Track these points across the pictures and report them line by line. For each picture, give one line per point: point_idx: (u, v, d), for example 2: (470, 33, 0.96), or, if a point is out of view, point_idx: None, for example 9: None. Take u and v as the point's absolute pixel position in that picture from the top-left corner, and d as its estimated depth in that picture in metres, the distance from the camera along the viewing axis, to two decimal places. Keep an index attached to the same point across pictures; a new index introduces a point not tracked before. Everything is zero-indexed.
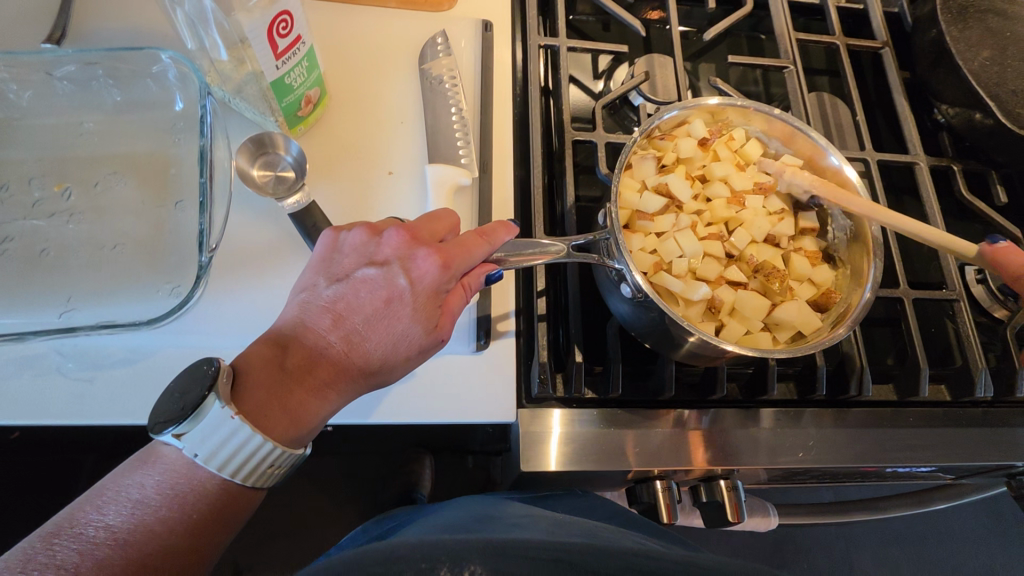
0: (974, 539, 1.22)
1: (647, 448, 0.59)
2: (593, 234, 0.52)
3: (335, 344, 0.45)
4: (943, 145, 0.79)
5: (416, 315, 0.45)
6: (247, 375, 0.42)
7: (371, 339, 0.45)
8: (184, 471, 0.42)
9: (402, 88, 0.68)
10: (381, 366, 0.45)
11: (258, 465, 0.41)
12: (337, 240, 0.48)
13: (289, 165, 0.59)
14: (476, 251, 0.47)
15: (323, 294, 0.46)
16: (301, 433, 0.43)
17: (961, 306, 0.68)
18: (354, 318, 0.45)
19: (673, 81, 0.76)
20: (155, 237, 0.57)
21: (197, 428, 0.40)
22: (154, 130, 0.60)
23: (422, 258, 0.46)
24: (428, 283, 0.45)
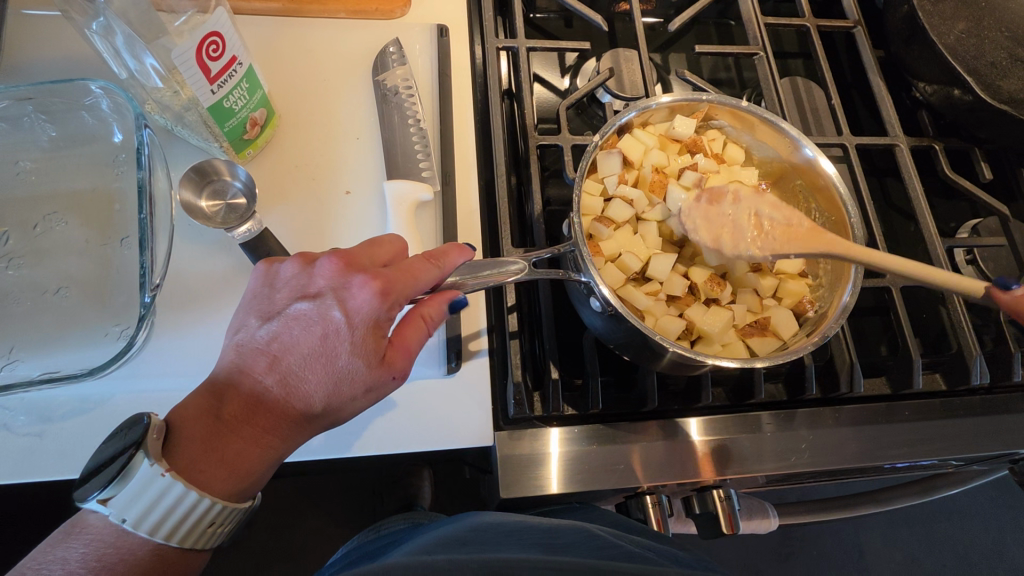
0: (982, 515, 1.20)
1: (637, 463, 0.56)
2: (558, 247, 0.49)
3: (273, 388, 0.43)
4: (923, 123, 0.77)
5: (354, 351, 0.43)
6: (180, 427, 0.42)
7: (307, 380, 0.43)
8: (110, 538, 0.41)
9: (357, 102, 0.65)
10: (322, 408, 0.43)
11: (198, 522, 0.41)
12: (269, 272, 0.46)
13: (240, 191, 0.57)
14: (418, 276, 0.44)
15: (257, 334, 0.44)
16: (241, 483, 0.42)
17: (952, 291, 0.66)
18: (289, 358, 0.43)
19: (640, 75, 0.73)
20: (100, 277, 0.54)
21: (122, 492, 0.39)
22: (94, 164, 0.57)
23: (357, 288, 0.43)
24: (365, 315, 0.42)
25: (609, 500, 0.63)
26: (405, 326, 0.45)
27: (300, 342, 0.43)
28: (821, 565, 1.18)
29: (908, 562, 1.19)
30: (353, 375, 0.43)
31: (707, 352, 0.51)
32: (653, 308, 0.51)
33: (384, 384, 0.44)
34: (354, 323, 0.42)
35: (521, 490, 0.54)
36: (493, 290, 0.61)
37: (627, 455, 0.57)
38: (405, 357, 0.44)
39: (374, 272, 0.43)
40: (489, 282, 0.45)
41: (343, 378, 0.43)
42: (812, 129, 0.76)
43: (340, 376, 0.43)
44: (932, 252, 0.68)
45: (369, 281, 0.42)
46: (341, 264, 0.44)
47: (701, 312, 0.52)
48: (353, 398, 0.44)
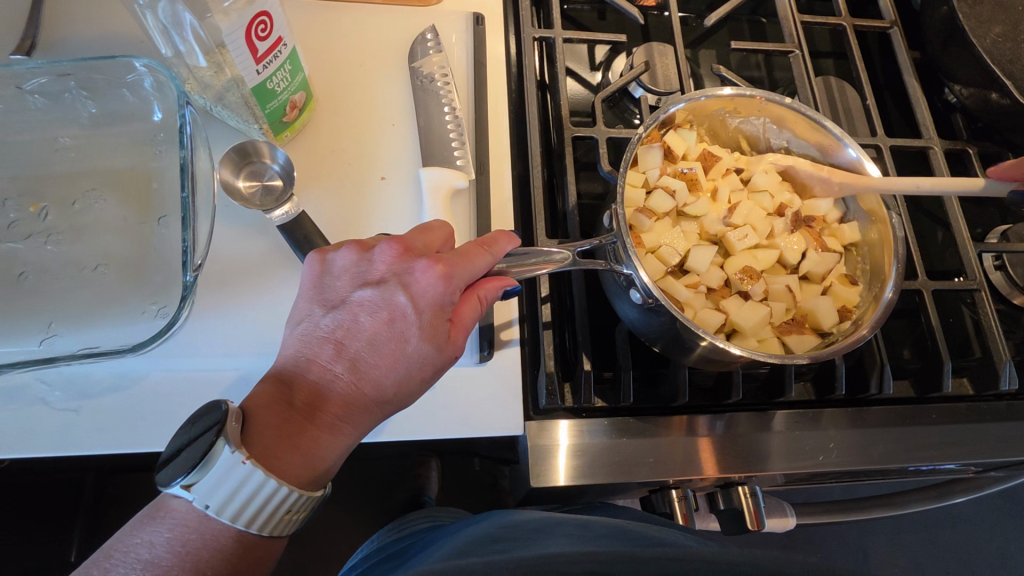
0: (990, 522, 1.21)
1: (661, 456, 0.56)
2: (599, 238, 0.49)
3: (343, 376, 0.43)
4: (955, 127, 0.76)
5: (423, 334, 0.43)
6: (253, 417, 0.41)
7: (378, 366, 0.43)
8: (194, 523, 0.40)
9: (393, 88, 0.65)
10: (393, 392, 0.43)
11: (277, 511, 0.40)
12: (325, 262, 0.46)
13: (276, 173, 0.57)
14: (479, 260, 0.44)
15: (322, 322, 0.44)
16: (316, 471, 0.42)
17: (982, 296, 0.65)
18: (357, 343, 0.43)
19: (674, 69, 0.73)
20: (138, 256, 0.54)
21: (207, 477, 0.38)
22: (133, 142, 0.57)
23: (421, 272, 0.44)
24: (431, 298, 0.43)
25: (632, 494, 0.63)
26: (461, 306, 0.45)
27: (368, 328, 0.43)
28: (826, 567, 1.18)
29: (913, 567, 1.19)
30: (425, 357, 0.43)
31: (745, 346, 0.51)
32: (692, 300, 0.52)
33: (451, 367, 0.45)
34: (421, 307, 0.43)
35: (547, 479, 0.54)
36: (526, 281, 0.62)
37: (655, 449, 0.57)
38: (463, 334, 0.45)
39: (435, 257, 0.44)
40: (538, 270, 0.46)
41: (415, 361, 0.43)
42: (844, 129, 0.76)
43: (411, 360, 0.43)
44: (963, 256, 0.68)
45: (433, 265, 0.43)
46: (401, 250, 0.45)
47: (737, 304, 0.52)
48: (423, 381, 0.44)
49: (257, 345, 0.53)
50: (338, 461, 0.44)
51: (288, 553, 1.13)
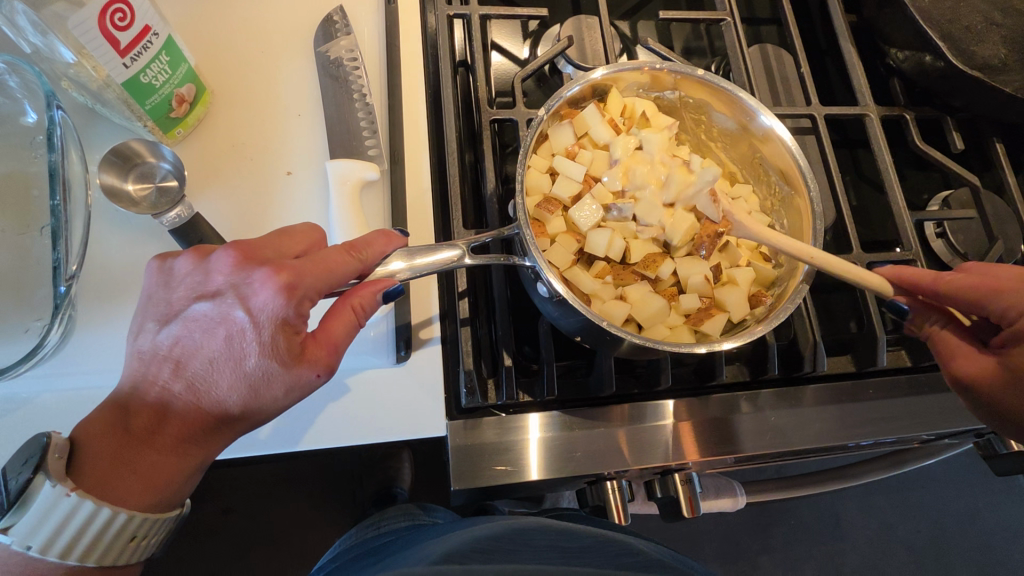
0: (956, 482, 1.22)
1: (586, 448, 0.55)
2: (500, 229, 0.46)
3: (183, 393, 0.43)
4: (894, 92, 0.74)
5: (264, 351, 0.41)
6: (81, 446, 0.40)
7: (217, 383, 0.42)
8: (17, 566, 0.40)
9: (299, 76, 0.61)
10: (238, 409, 0.43)
11: (118, 540, 0.41)
12: (163, 270, 0.43)
13: (167, 172, 0.54)
14: (339, 268, 0.42)
15: (160, 339, 0.43)
16: (159, 494, 0.42)
17: (919, 266, 0.64)
18: (197, 361, 0.42)
19: (601, 44, 0.70)
20: (21, 270, 0.50)
21: (24, 518, 0.38)
22: (8, 146, 0.52)
23: (261, 284, 0.41)
24: (270, 313, 0.41)
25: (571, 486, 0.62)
26: (332, 321, 0.43)
27: (206, 344, 0.42)
28: (798, 534, 1.19)
29: (883, 530, 1.20)
30: (266, 376, 0.42)
31: (653, 336, 0.50)
32: (599, 291, 0.50)
33: (308, 384, 0.43)
34: (260, 323, 0.41)
35: (469, 481, 0.52)
36: (444, 274, 0.59)
37: (585, 441, 0.55)
38: (325, 350, 0.43)
39: (278, 265, 0.41)
40: (422, 263, 0.43)
41: (256, 380, 0.42)
42: (782, 99, 0.73)
43: (252, 378, 0.42)
44: (900, 226, 0.66)
45: (272, 275, 0.40)
46: (242, 258, 0.42)
47: (640, 294, 0.50)
48: (272, 400, 0.43)
49: None
50: (189, 480, 0.44)
51: (255, 555, 1.12)
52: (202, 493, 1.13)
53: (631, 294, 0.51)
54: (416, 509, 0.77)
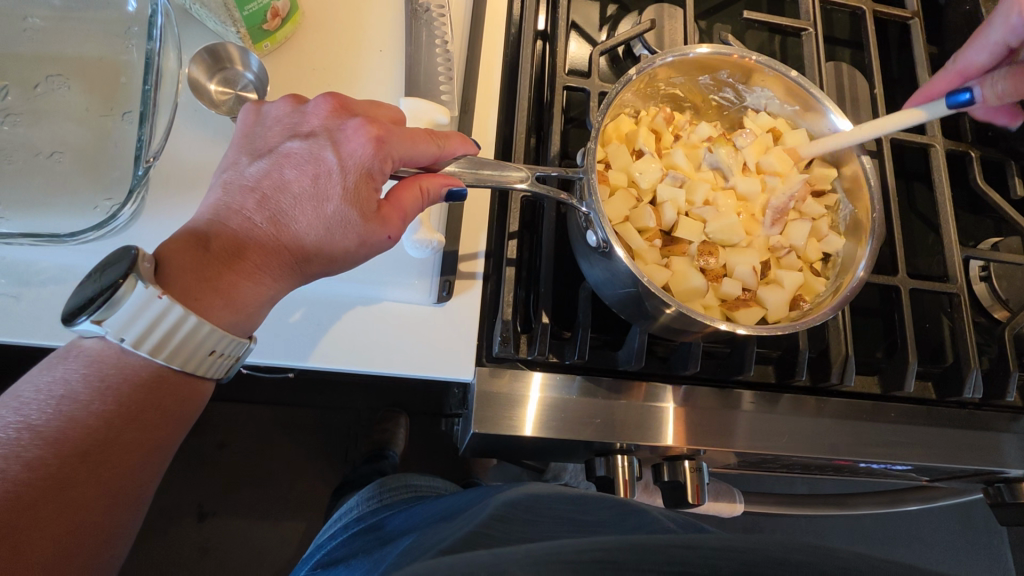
0: (942, 543, 1.22)
1: (603, 416, 0.56)
2: (566, 169, 0.47)
3: (262, 226, 0.44)
4: (963, 129, 0.74)
5: (346, 195, 0.43)
6: (169, 257, 0.42)
7: (296, 220, 0.44)
8: (110, 359, 0.42)
9: (386, 13, 0.62)
10: (311, 251, 0.44)
11: (199, 350, 0.42)
12: (258, 112, 0.47)
13: (250, 82, 0.55)
14: (426, 140, 0.44)
15: (249, 172, 0.45)
16: (238, 314, 0.43)
17: (960, 301, 0.64)
18: (284, 193, 0.44)
19: (681, 34, 0.70)
20: (98, 149, 0.52)
21: (116, 314, 0.40)
22: (106, 32, 0.54)
23: (354, 133, 0.44)
24: (358, 159, 0.43)
25: (579, 456, 0.63)
26: (403, 191, 0.44)
27: (297, 177, 0.44)
28: None
29: None
30: (346, 216, 0.43)
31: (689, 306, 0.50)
32: (646, 252, 0.50)
33: (380, 245, 0.45)
34: (346, 167, 0.43)
35: (490, 427, 0.54)
36: (494, 224, 0.60)
37: (607, 411, 0.56)
38: (399, 217, 0.44)
39: (370, 121, 0.45)
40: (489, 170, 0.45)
41: (334, 222, 0.43)
42: (848, 118, 0.73)
43: (331, 221, 0.44)
44: (948, 260, 0.66)
45: (365, 126, 0.44)
46: (339, 111, 0.46)
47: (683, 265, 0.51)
48: (345, 245, 0.44)
49: None
50: (259, 316, 0.45)
51: (242, 490, 1.13)
52: (203, 421, 1.14)
53: (675, 265, 0.51)
54: (416, 477, 0.78)
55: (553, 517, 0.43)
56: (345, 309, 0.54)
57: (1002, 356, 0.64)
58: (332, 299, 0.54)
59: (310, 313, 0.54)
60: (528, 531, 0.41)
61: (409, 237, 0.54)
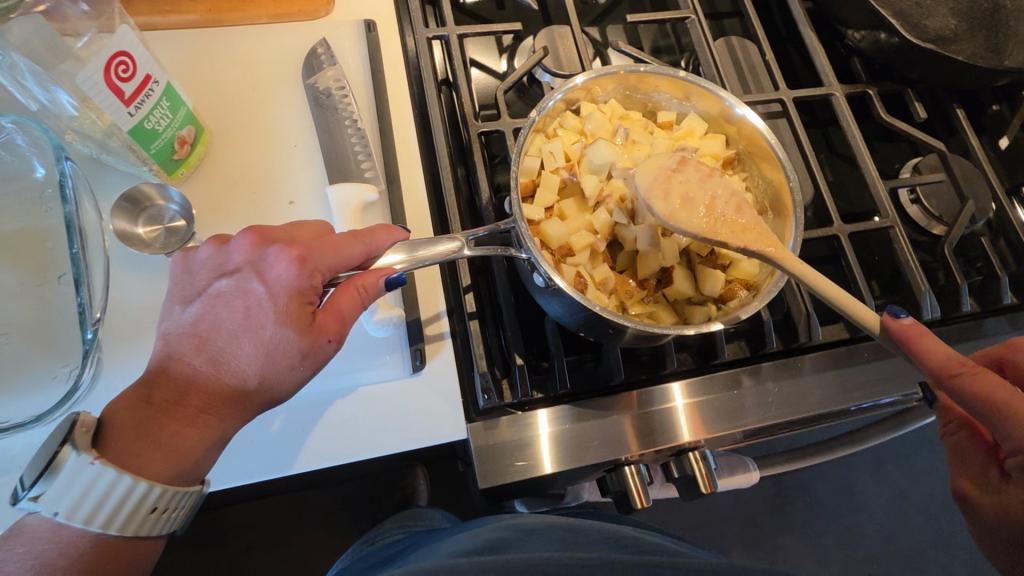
0: None
1: (601, 435, 0.58)
2: (496, 222, 0.49)
3: (202, 369, 0.45)
4: (857, 70, 0.78)
5: (282, 320, 0.45)
6: (111, 420, 0.43)
7: (235, 356, 0.45)
8: (46, 536, 0.42)
9: (289, 107, 0.64)
10: (256, 380, 0.45)
11: (141, 509, 0.43)
12: (187, 258, 0.48)
13: (177, 213, 0.56)
14: (348, 249, 0.46)
15: (184, 318, 0.46)
16: (185, 463, 0.44)
17: (897, 232, 0.67)
18: (218, 332, 0.45)
19: (575, 51, 0.73)
20: (43, 319, 0.52)
21: (52, 486, 0.41)
22: (20, 203, 0.54)
23: (277, 260, 0.45)
24: (284, 283, 0.45)
25: (589, 476, 0.64)
26: (339, 296, 0.46)
27: (228, 316, 0.45)
28: (814, 509, 1.22)
29: (895, 496, 1.24)
30: (279, 338, 0.45)
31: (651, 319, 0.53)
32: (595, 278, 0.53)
33: (321, 348, 0.46)
34: (275, 293, 0.45)
35: (495, 478, 0.54)
36: (449, 278, 0.62)
37: (601, 430, 0.58)
38: (336, 321, 0.46)
39: (289, 243, 0.46)
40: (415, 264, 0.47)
41: (273, 348, 0.45)
42: (750, 85, 0.76)
43: (269, 347, 0.45)
44: (876, 195, 0.70)
45: (285, 249, 0.45)
46: (260, 241, 0.47)
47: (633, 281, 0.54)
48: (282, 363, 0.45)
49: None
50: (209, 456, 0.46)
51: None
52: (220, 532, 1.12)
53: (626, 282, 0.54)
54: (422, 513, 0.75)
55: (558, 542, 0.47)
56: (326, 404, 0.55)
57: (948, 272, 0.67)
58: (305, 395, 0.55)
59: (290, 419, 0.54)
60: (522, 551, 0.45)
61: (369, 320, 0.56)
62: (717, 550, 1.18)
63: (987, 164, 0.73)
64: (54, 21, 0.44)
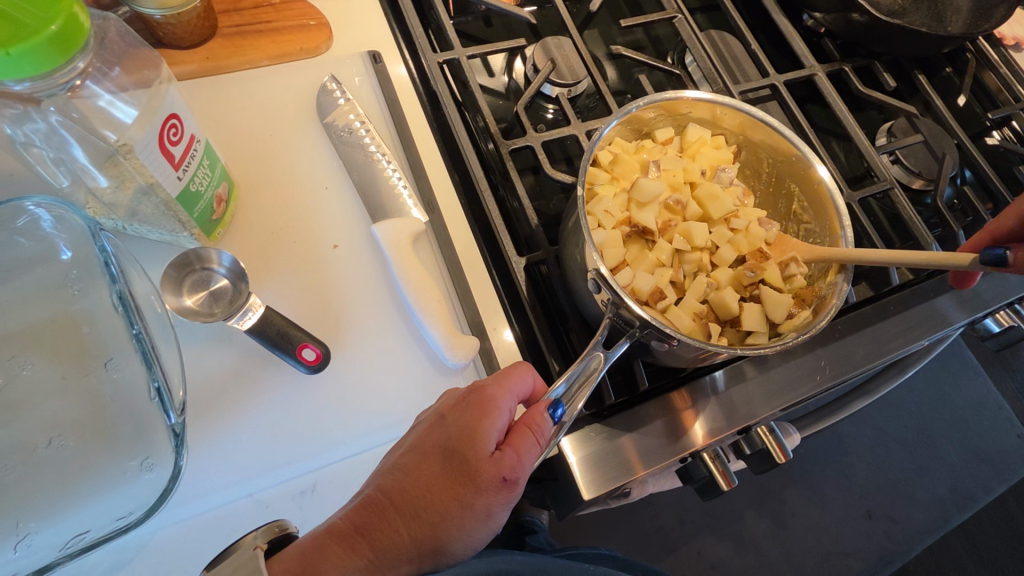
0: (920, 376, 1.41)
1: (682, 427, 0.59)
2: (608, 319, 0.49)
3: (380, 506, 0.43)
4: (827, 50, 0.84)
5: (473, 455, 0.44)
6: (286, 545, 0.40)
7: (419, 494, 0.44)
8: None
9: (313, 150, 0.62)
10: (431, 518, 0.43)
11: None
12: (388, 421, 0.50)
13: (225, 276, 0.52)
14: (525, 385, 0.47)
15: (378, 467, 0.46)
16: None
17: (896, 192, 0.74)
18: (412, 460, 0.46)
19: (576, 60, 0.74)
20: (96, 413, 0.47)
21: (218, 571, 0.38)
22: (44, 289, 0.49)
23: (470, 393, 0.47)
24: (477, 415, 0.46)
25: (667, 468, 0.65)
26: (514, 434, 0.45)
27: (418, 446, 0.46)
28: (814, 460, 1.30)
29: (878, 434, 1.34)
30: (467, 473, 0.44)
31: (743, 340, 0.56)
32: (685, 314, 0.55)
33: (498, 490, 0.44)
34: (467, 427, 0.45)
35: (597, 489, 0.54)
36: (509, 298, 0.61)
37: (681, 423, 0.59)
38: (511, 457, 0.44)
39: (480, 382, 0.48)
40: (565, 383, 0.45)
41: (457, 487, 0.44)
42: (737, 73, 0.81)
43: (454, 486, 0.44)
44: (872, 161, 0.76)
45: (476, 386, 0.47)
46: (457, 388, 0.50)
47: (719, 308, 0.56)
48: (465, 500, 0.44)
49: (268, 462, 0.50)
50: None
51: None
52: None
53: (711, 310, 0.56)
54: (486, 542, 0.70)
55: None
56: None
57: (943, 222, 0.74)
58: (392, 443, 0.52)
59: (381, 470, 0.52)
60: None
61: (444, 355, 0.54)
62: (732, 517, 1.23)
63: (950, 123, 0.82)
64: (87, 89, 0.40)
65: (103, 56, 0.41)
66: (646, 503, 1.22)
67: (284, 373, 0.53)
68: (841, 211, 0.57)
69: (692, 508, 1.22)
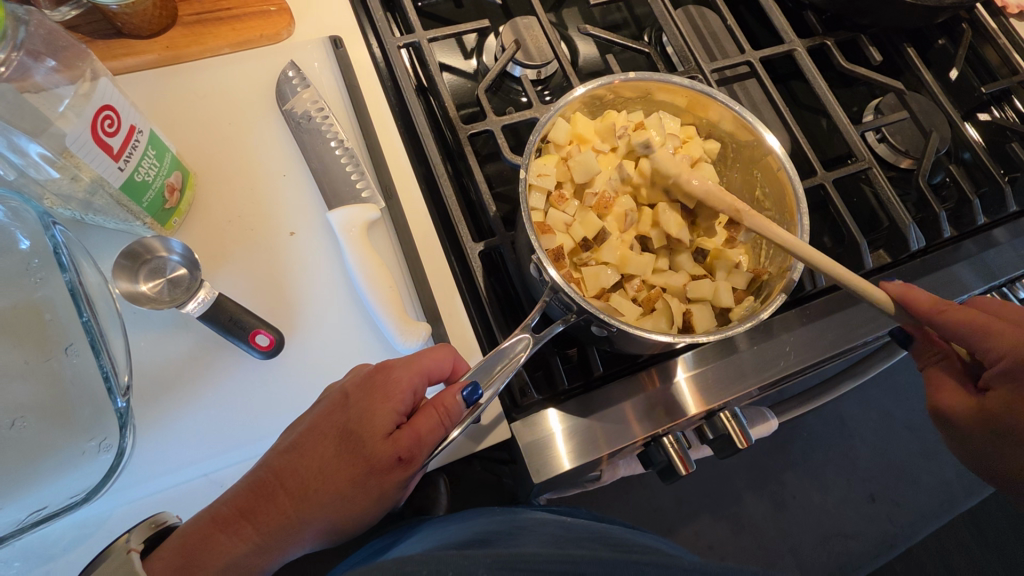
0: None
1: (637, 413, 0.59)
2: (542, 301, 0.48)
3: (275, 485, 0.46)
4: (811, 23, 0.81)
5: (370, 437, 0.46)
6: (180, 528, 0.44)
7: (314, 471, 0.46)
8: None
9: (271, 137, 0.62)
10: (326, 496, 0.46)
11: None
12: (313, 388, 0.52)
13: (178, 264, 0.54)
14: (434, 366, 0.48)
15: (279, 443, 0.48)
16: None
17: (874, 172, 0.71)
18: (309, 439, 0.47)
19: (544, 40, 0.73)
20: (56, 395, 0.49)
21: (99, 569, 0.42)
22: (5, 278, 0.50)
23: (378, 372, 0.48)
24: (383, 397, 0.46)
25: (628, 452, 0.65)
26: (418, 417, 0.46)
27: (317, 426, 0.47)
28: (812, 443, 1.28)
29: (880, 417, 1.32)
30: (362, 455, 0.46)
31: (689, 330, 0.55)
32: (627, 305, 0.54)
33: (392, 470, 0.46)
34: (371, 409, 0.46)
35: (546, 473, 0.55)
36: (466, 282, 0.61)
37: (639, 406, 0.59)
38: (410, 439, 0.46)
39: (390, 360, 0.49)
40: (485, 364, 0.46)
41: (352, 464, 0.46)
42: (715, 50, 0.78)
43: (348, 464, 0.46)
44: (850, 140, 0.73)
45: (382, 367, 0.48)
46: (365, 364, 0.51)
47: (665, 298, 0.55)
48: (358, 481, 0.46)
49: (221, 443, 0.52)
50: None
51: None
52: None
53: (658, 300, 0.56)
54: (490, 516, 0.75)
55: (550, 532, 0.46)
56: None
57: (926, 203, 0.72)
58: None
59: None
60: (510, 544, 0.42)
61: (396, 341, 0.55)
62: (727, 498, 1.23)
63: (941, 97, 0.78)
64: (17, 80, 0.42)
65: (30, 48, 0.43)
66: (643, 484, 1.21)
67: (237, 357, 0.54)
68: (801, 197, 0.54)
69: (687, 490, 1.22)
